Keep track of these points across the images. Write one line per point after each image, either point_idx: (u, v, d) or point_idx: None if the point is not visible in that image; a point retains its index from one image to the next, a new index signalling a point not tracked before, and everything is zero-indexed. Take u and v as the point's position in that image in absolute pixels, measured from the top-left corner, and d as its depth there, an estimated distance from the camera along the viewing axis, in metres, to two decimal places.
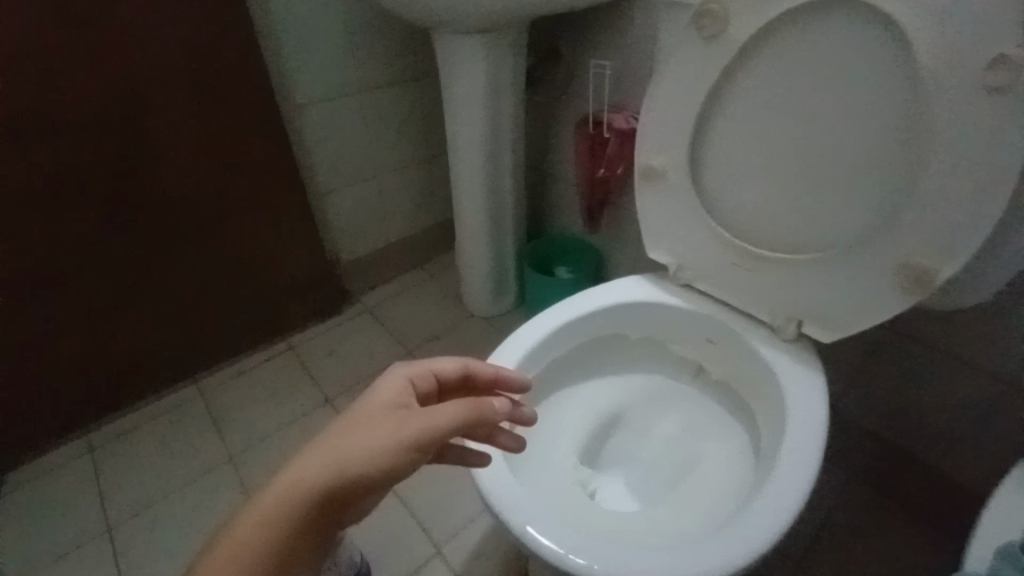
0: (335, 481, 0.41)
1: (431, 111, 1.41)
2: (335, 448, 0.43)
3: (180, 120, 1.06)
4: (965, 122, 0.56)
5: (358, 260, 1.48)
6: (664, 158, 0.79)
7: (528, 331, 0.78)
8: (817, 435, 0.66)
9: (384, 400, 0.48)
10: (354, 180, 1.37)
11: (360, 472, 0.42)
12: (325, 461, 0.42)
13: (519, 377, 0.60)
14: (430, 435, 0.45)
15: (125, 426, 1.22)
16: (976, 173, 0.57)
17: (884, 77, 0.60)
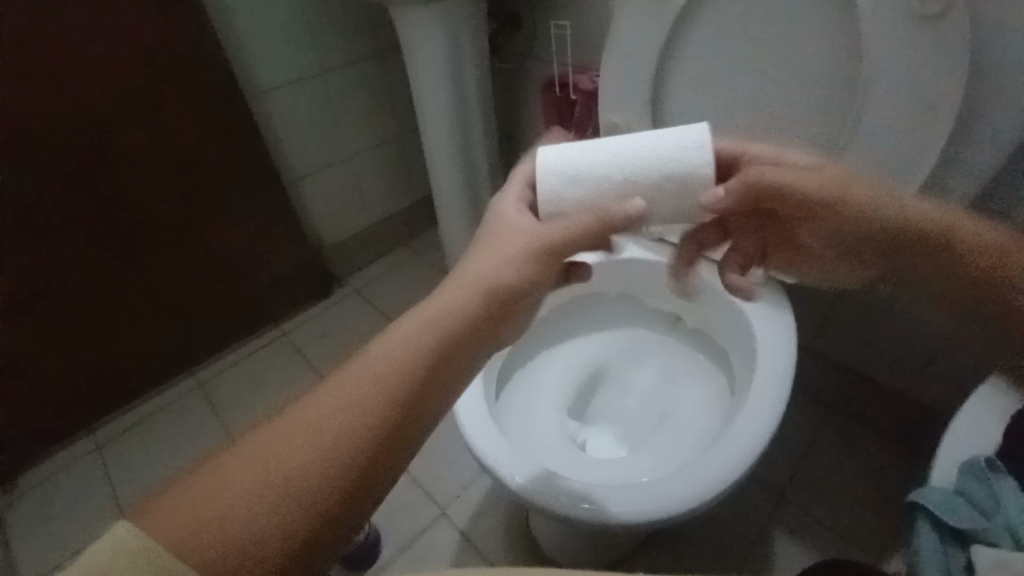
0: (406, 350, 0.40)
1: (398, 86, 1.40)
2: (404, 338, 0.41)
3: (144, 116, 1.05)
4: (904, 54, 0.59)
5: (341, 244, 1.49)
6: (625, 116, 0.80)
7: None
8: (782, 370, 0.71)
9: (455, 280, 0.46)
10: (330, 163, 1.37)
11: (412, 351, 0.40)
12: (387, 348, 0.40)
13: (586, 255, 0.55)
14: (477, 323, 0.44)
15: (128, 424, 1.25)
16: (915, 102, 0.60)
17: (825, 18, 0.63)
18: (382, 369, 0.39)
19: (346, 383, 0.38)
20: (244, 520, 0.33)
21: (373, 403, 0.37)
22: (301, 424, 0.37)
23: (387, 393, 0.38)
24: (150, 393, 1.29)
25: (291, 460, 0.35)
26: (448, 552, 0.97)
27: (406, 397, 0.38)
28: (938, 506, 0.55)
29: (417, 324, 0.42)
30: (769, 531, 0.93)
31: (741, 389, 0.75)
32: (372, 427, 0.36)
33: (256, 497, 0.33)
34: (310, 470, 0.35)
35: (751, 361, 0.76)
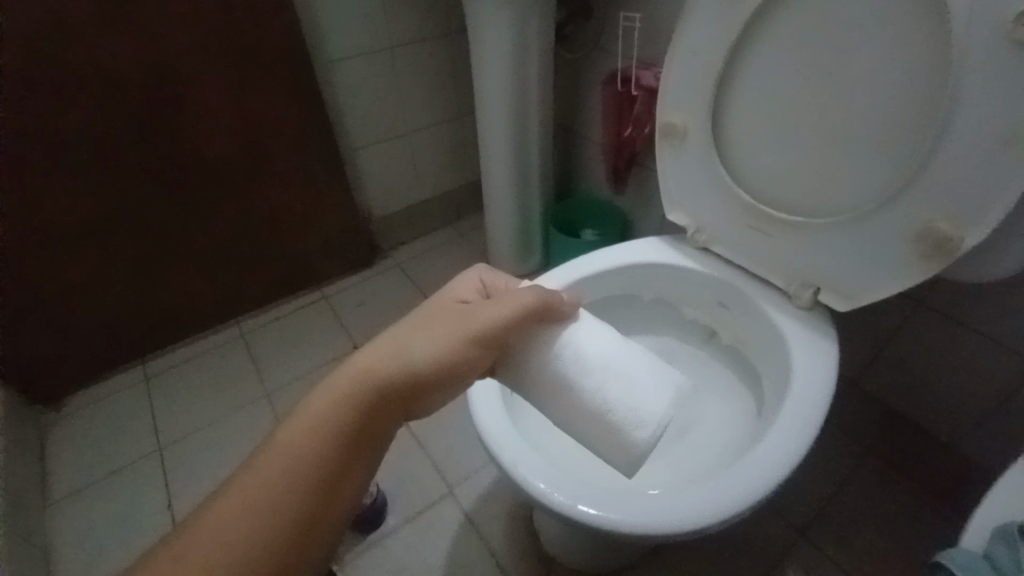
0: (339, 419, 0.41)
1: (462, 68, 1.41)
2: (376, 368, 0.43)
3: (218, 75, 1.11)
4: (993, 77, 0.53)
5: (389, 218, 1.53)
6: (682, 115, 0.78)
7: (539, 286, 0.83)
8: (818, 402, 0.67)
9: (411, 319, 0.48)
10: (386, 136, 1.40)
11: (343, 417, 0.41)
12: (316, 417, 0.41)
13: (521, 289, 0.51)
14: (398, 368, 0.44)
15: (175, 362, 1.34)
16: (999, 130, 0.54)
17: (909, 30, 0.57)
18: (316, 414, 0.41)
19: (333, 391, 0.42)
20: (288, 502, 0.38)
21: (315, 451, 0.40)
22: (241, 497, 0.38)
23: (332, 434, 0.40)
24: (198, 335, 1.38)
25: (311, 450, 0.39)
26: (450, 532, 0.98)
27: (359, 416, 0.42)
28: (960, 567, 0.50)
29: (374, 356, 0.44)
30: (779, 566, 0.89)
31: (766, 416, 0.71)
32: (315, 470, 0.39)
33: (295, 479, 0.39)
34: (333, 449, 0.40)
35: (782, 386, 0.72)
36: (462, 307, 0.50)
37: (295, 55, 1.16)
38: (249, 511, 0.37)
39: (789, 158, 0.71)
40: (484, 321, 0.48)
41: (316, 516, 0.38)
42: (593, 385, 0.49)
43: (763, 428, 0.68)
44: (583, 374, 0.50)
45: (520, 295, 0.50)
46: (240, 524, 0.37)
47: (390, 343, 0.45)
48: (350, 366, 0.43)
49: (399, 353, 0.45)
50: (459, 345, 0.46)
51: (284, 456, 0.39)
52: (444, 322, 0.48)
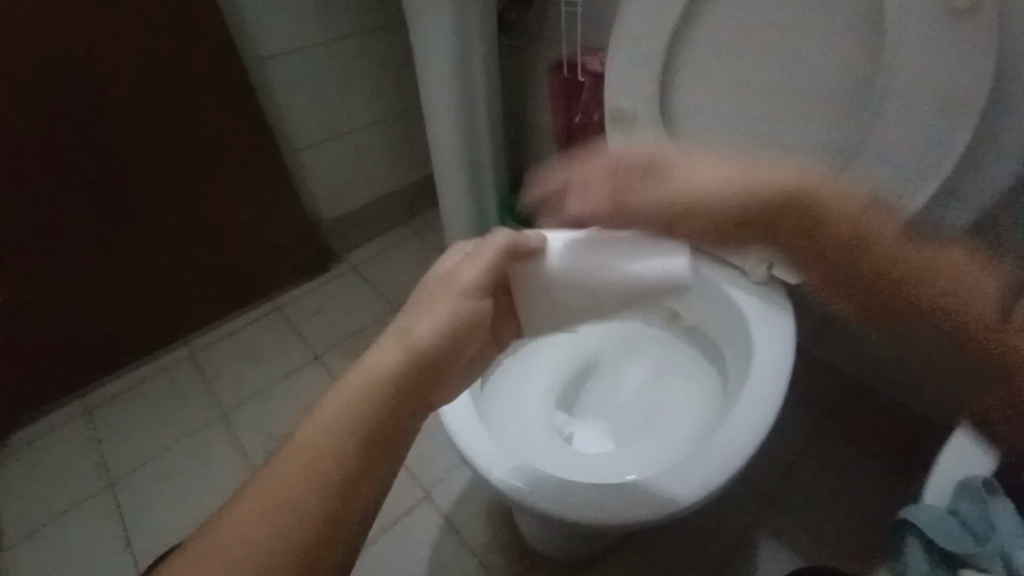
0: (369, 407, 0.38)
1: (403, 60, 1.36)
2: (391, 349, 0.42)
3: (138, 80, 1.02)
4: (925, 51, 0.55)
5: (341, 220, 1.48)
6: (630, 99, 0.78)
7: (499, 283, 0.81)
8: (781, 372, 0.69)
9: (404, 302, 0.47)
10: (330, 136, 1.34)
11: (372, 403, 0.38)
12: (344, 410, 0.37)
13: (498, 246, 0.54)
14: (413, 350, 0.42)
15: (118, 391, 1.25)
16: (929, 101, 0.56)
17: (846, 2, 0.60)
18: (343, 408, 0.37)
19: (349, 389, 0.39)
20: (331, 499, 0.35)
21: (349, 441, 0.36)
22: (273, 501, 0.34)
23: (364, 421, 0.37)
24: (142, 361, 1.29)
25: (344, 441, 0.36)
26: (429, 537, 0.97)
27: (387, 403, 0.39)
28: (928, 524, 0.53)
29: (383, 342, 0.43)
30: (754, 533, 0.92)
31: (733, 391, 0.72)
32: (349, 462, 0.36)
33: (332, 475, 0.35)
34: (368, 437, 0.37)
35: (744, 361, 0.73)
36: (452, 278, 0.50)
37: (224, 54, 1.09)
38: (285, 512, 0.34)
39: (738, 134, 0.73)
40: (471, 277, 0.50)
41: (355, 509, 0.36)
42: None
43: (732, 403, 0.70)
44: None
45: (492, 247, 0.53)
46: (284, 530, 0.34)
47: (396, 327, 0.44)
48: (362, 362, 0.41)
49: (411, 338, 0.43)
50: (458, 299, 0.47)
51: (313, 458, 0.36)
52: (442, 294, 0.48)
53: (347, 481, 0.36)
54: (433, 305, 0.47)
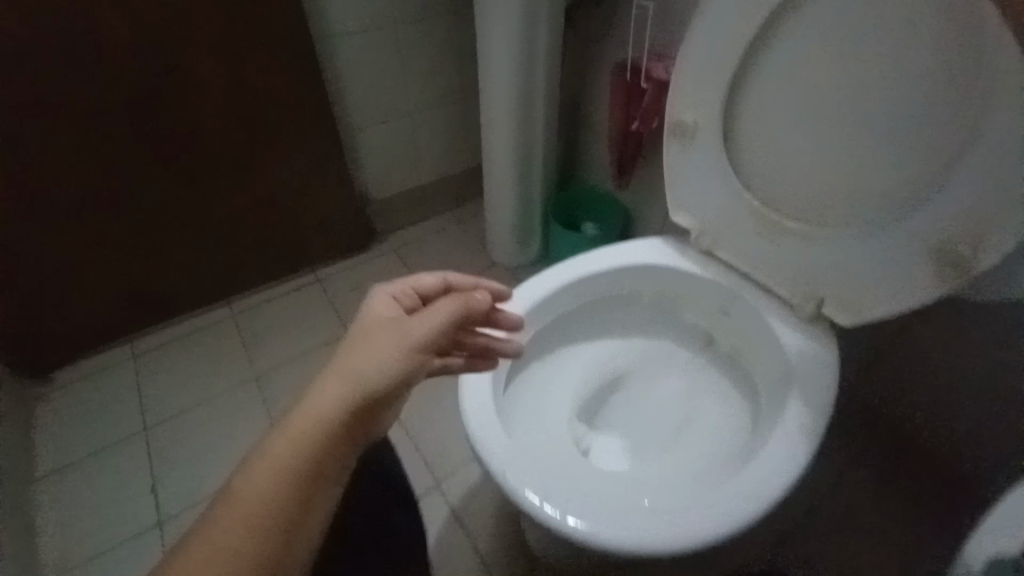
0: (310, 447, 0.46)
1: (466, 47, 1.35)
2: (339, 397, 0.49)
3: (212, 49, 1.07)
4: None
5: (387, 201, 1.50)
6: (691, 111, 0.75)
7: (536, 284, 0.79)
8: (816, 420, 0.64)
9: (350, 343, 0.53)
10: (386, 117, 1.35)
11: (315, 443, 0.46)
12: (292, 452, 0.46)
13: (445, 301, 0.59)
14: (356, 393, 0.49)
15: (164, 339, 1.32)
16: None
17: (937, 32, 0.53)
18: (292, 449, 0.46)
19: (294, 431, 0.47)
20: (278, 521, 0.44)
21: (292, 474, 0.45)
22: (234, 521, 0.43)
23: (308, 459, 0.46)
24: (189, 314, 1.35)
25: (290, 477, 0.45)
26: (435, 526, 0.98)
27: (329, 443, 0.47)
28: None
29: (336, 385, 0.49)
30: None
31: (762, 435, 0.68)
32: (289, 494, 0.45)
33: (276, 505, 0.44)
34: (310, 476, 0.46)
35: (781, 403, 0.69)
36: (397, 322, 0.57)
37: (293, 30, 1.12)
38: (243, 531, 0.43)
39: (803, 164, 0.68)
40: (422, 332, 0.56)
41: (297, 530, 0.44)
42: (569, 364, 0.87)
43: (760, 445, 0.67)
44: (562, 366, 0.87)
45: (442, 307, 0.58)
46: (244, 538, 0.43)
47: (348, 371, 0.50)
48: (314, 404, 0.48)
49: (355, 381, 0.50)
50: (409, 356, 0.53)
51: (265, 484, 0.45)
52: (384, 337, 0.54)
53: (294, 508, 0.45)
54: (377, 346, 0.53)
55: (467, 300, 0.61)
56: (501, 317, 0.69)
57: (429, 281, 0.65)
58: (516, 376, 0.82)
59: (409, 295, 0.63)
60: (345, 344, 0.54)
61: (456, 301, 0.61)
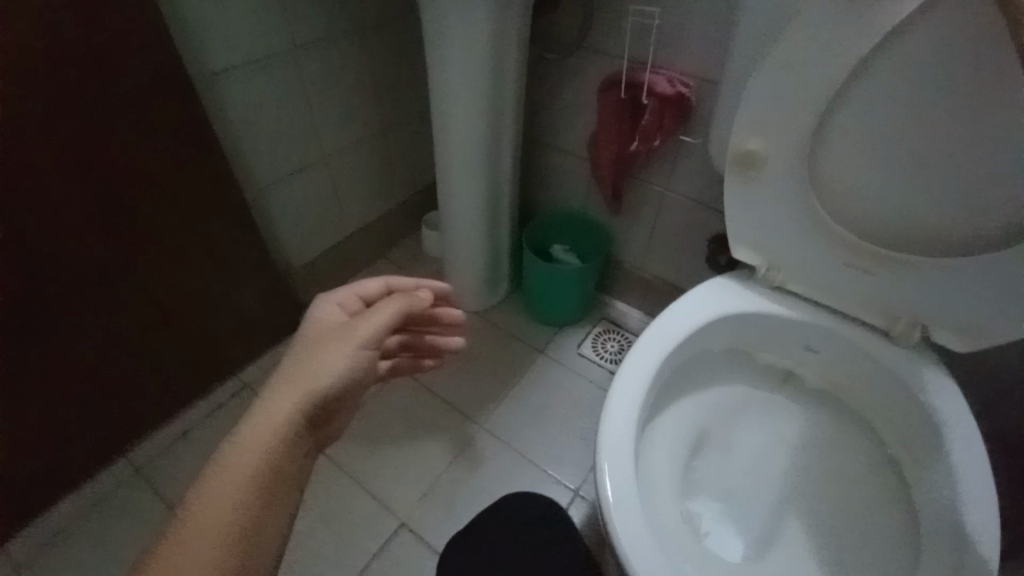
0: (262, 446, 0.47)
1: (390, 65, 1.08)
2: (289, 402, 0.49)
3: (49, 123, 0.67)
4: None
5: (312, 265, 1.19)
6: (763, 139, 0.65)
7: (627, 374, 0.67)
8: (975, 447, 0.59)
9: (295, 352, 0.53)
10: (302, 166, 1.04)
11: (269, 442, 0.47)
12: (249, 452, 0.46)
13: (390, 306, 0.57)
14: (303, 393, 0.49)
15: (41, 542, 0.90)
16: None
17: None
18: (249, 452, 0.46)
19: (248, 435, 0.47)
20: (238, 519, 0.44)
21: (250, 473, 0.46)
22: (197, 526, 0.43)
23: (264, 462, 0.46)
24: (80, 488, 0.93)
25: (246, 477, 0.45)
26: None
27: (282, 443, 0.48)
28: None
29: (286, 390, 0.50)
30: None
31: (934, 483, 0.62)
32: (250, 491, 0.45)
33: (234, 511, 0.44)
34: (262, 479, 0.46)
35: (923, 429, 0.65)
36: (340, 327, 0.55)
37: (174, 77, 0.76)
38: (208, 535, 0.43)
39: (909, 194, 0.61)
40: (368, 329, 0.54)
41: (258, 525, 0.45)
42: (656, 452, 0.75)
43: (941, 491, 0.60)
44: (652, 456, 0.74)
45: (384, 309, 0.56)
46: (206, 542, 0.43)
47: (300, 377, 0.50)
48: (270, 408, 0.49)
49: (304, 384, 0.50)
50: (359, 354, 0.53)
51: (226, 490, 0.45)
52: (332, 341, 0.53)
53: (256, 511, 0.45)
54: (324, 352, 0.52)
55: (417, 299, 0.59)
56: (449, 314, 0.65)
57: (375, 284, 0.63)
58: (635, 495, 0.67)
59: (357, 301, 0.62)
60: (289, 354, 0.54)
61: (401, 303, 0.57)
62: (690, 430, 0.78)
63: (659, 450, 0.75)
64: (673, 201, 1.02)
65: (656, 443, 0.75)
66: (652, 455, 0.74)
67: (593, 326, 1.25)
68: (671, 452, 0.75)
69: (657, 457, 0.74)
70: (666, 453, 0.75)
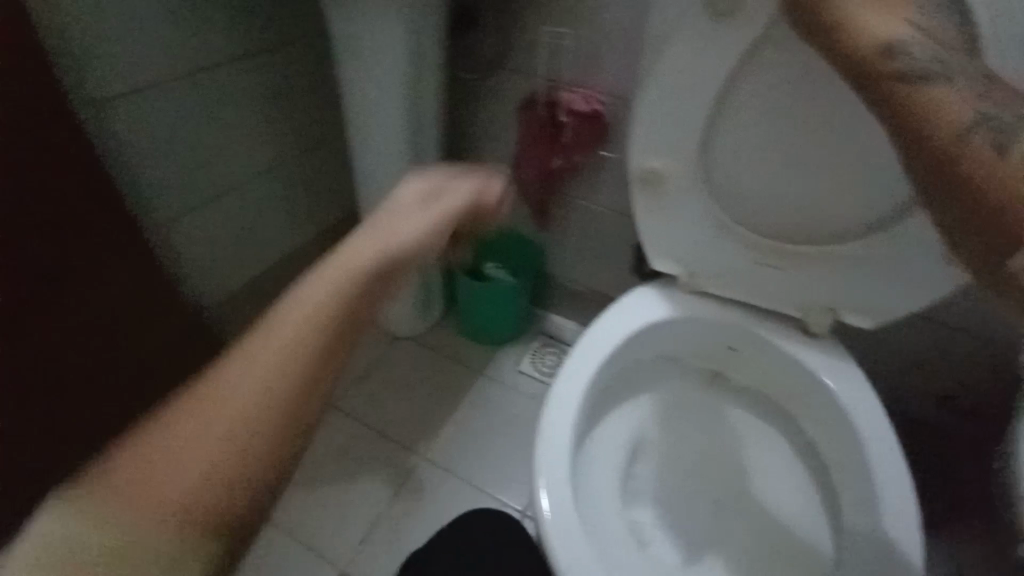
0: (272, 373, 0.36)
1: (305, 88, 1.04)
2: (305, 319, 0.38)
3: None
4: None
5: (231, 303, 1.11)
6: (663, 160, 0.68)
7: (560, 401, 0.67)
8: (887, 439, 0.64)
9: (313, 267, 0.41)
10: (212, 196, 0.98)
11: (280, 374, 0.36)
12: (246, 380, 0.36)
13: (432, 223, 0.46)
14: (331, 308, 0.38)
15: None
16: None
17: None
18: (249, 382, 0.36)
19: (253, 358, 0.36)
20: (232, 466, 0.33)
21: (248, 403, 0.35)
22: (158, 462, 0.33)
23: (273, 391, 0.35)
24: None
25: (255, 411, 0.35)
26: None
27: (303, 368, 0.36)
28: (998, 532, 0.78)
29: (236, 363, 0.36)
30: None
31: (852, 475, 0.66)
32: (251, 432, 0.34)
33: (220, 455, 0.33)
34: (266, 411, 0.35)
35: (838, 421, 0.68)
36: (385, 231, 0.44)
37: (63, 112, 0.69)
38: (164, 488, 0.33)
39: (807, 192, 0.66)
40: (336, 277, 0.39)
41: (271, 475, 0.34)
42: (598, 472, 0.74)
43: (861, 485, 0.64)
44: (594, 477, 0.73)
45: (416, 218, 0.46)
46: (172, 502, 0.32)
47: (248, 350, 0.37)
48: (214, 386, 0.36)
49: (319, 301, 0.38)
50: (323, 316, 0.38)
51: (145, 496, 0.33)
52: (355, 251, 0.41)
53: (189, 524, 0.32)
54: (354, 261, 0.41)
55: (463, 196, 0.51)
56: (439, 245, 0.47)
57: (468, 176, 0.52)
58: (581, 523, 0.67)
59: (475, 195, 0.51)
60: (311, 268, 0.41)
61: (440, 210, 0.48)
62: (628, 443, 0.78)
63: (600, 470, 0.74)
64: (598, 212, 1.04)
65: (596, 462, 0.75)
66: (595, 477, 0.73)
67: (532, 342, 1.23)
68: (613, 469, 0.75)
69: (599, 478, 0.74)
70: (608, 471, 0.75)
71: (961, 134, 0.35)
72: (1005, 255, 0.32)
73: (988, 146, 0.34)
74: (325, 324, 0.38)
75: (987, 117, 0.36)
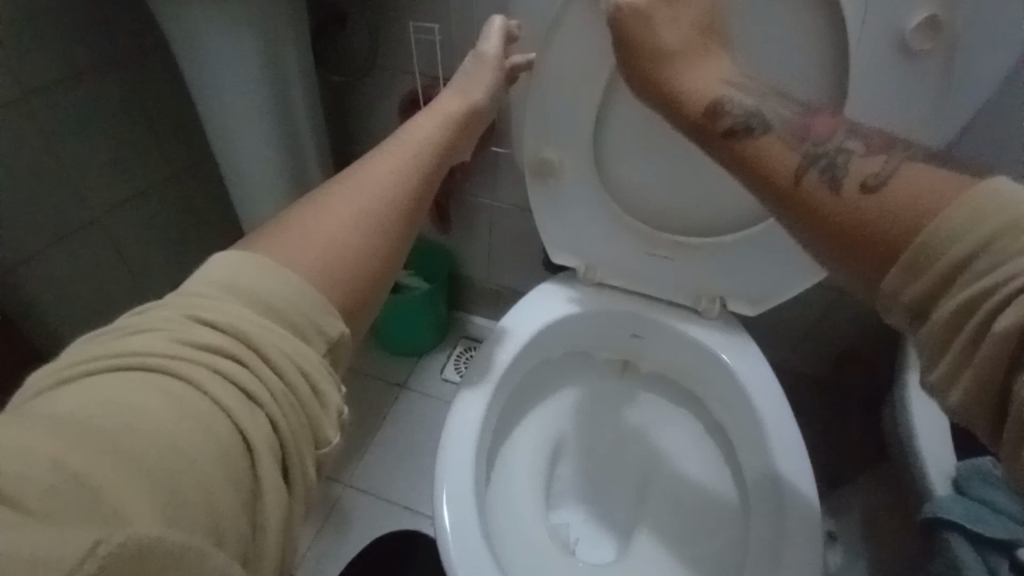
0: (342, 250, 0.38)
1: (178, 103, 0.88)
2: (384, 201, 0.42)
3: None
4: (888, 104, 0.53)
5: None
6: (555, 150, 0.67)
7: (462, 420, 0.64)
8: (781, 414, 0.66)
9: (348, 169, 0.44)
10: (55, 239, 0.78)
11: (348, 246, 0.38)
12: (314, 259, 0.36)
13: (456, 133, 0.53)
14: (384, 200, 0.42)
15: None
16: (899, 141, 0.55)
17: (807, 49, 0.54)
18: (306, 260, 0.36)
19: (311, 237, 0.38)
20: (284, 356, 0.31)
21: (312, 282, 0.35)
22: (168, 390, 0.27)
23: (328, 269, 0.37)
24: None
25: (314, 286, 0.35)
26: None
27: (366, 246, 0.39)
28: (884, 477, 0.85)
29: (250, 314, 0.31)
30: None
31: (751, 450, 0.68)
32: (279, 333, 0.31)
33: (286, 356, 0.31)
34: (352, 286, 0.38)
35: (738, 400, 0.71)
36: (407, 139, 0.48)
37: None
38: (173, 403, 0.27)
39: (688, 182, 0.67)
40: (380, 194, 0.42)
41: (318, 366, 0.32)
42: (512, 479, 0.73)
43: (760, 462, 0.66)
44: (509, 486, 0.72)
45: (440, 125, 0.52)
46: (178, 424, 0.26)
47: (293, 274, 0.34)
48: (210, 349, 0.29)
49: (376, 189, 0.42)
50: (387, 231, 0.41)
51: (141, 504, 0.23)
52: (384, 155, 0.45)
53: (246, 499, 0.28)
54: (376, 166, 0.44)
55: (479, 108, 0.57)
56: (453, 160, 0.55)
57: (481, 88, 0.57)
58: (494, 538, 0.66)
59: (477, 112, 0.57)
60: (337, 176, 0.43)
61: (463, 122, 0.55)
62: (545, 443, 0.77)
63: (516, 476, 0.73)
64: (502, 211, 1.01)
65: (509, 471, 0.74)
66: (509, 487, 0.72)
67: (453, 347, 1.20)
68: (529, 473, 0.74)
69: (514, 487, 0.72)
70: (523, 477, 0.74)
71: (799, 177, 0.41)
72: (887, 271, 0.36)
73: (821, 183, 0.40)
74: (372, 238, 0.40)
75: (810, 159, 0.42)
